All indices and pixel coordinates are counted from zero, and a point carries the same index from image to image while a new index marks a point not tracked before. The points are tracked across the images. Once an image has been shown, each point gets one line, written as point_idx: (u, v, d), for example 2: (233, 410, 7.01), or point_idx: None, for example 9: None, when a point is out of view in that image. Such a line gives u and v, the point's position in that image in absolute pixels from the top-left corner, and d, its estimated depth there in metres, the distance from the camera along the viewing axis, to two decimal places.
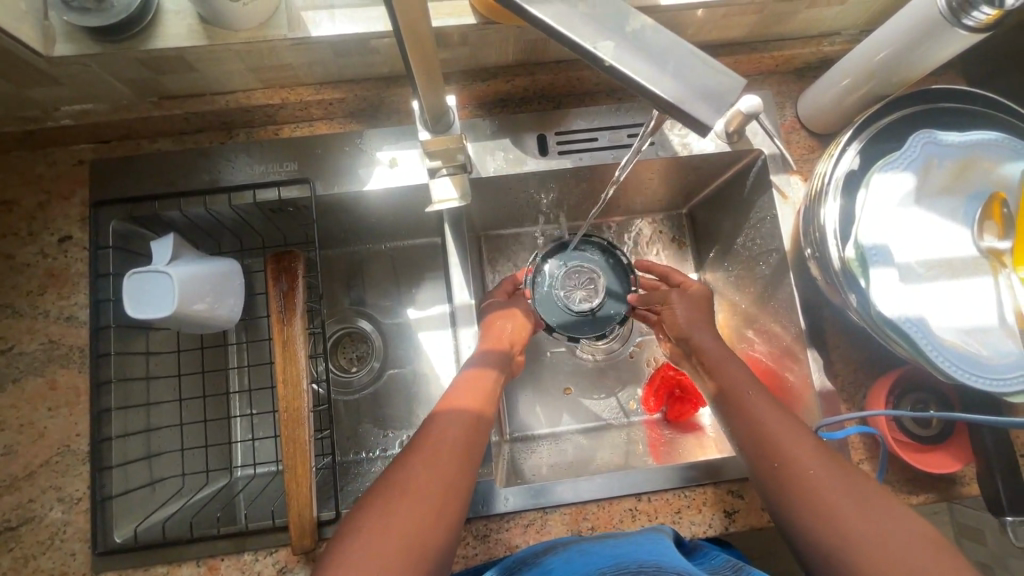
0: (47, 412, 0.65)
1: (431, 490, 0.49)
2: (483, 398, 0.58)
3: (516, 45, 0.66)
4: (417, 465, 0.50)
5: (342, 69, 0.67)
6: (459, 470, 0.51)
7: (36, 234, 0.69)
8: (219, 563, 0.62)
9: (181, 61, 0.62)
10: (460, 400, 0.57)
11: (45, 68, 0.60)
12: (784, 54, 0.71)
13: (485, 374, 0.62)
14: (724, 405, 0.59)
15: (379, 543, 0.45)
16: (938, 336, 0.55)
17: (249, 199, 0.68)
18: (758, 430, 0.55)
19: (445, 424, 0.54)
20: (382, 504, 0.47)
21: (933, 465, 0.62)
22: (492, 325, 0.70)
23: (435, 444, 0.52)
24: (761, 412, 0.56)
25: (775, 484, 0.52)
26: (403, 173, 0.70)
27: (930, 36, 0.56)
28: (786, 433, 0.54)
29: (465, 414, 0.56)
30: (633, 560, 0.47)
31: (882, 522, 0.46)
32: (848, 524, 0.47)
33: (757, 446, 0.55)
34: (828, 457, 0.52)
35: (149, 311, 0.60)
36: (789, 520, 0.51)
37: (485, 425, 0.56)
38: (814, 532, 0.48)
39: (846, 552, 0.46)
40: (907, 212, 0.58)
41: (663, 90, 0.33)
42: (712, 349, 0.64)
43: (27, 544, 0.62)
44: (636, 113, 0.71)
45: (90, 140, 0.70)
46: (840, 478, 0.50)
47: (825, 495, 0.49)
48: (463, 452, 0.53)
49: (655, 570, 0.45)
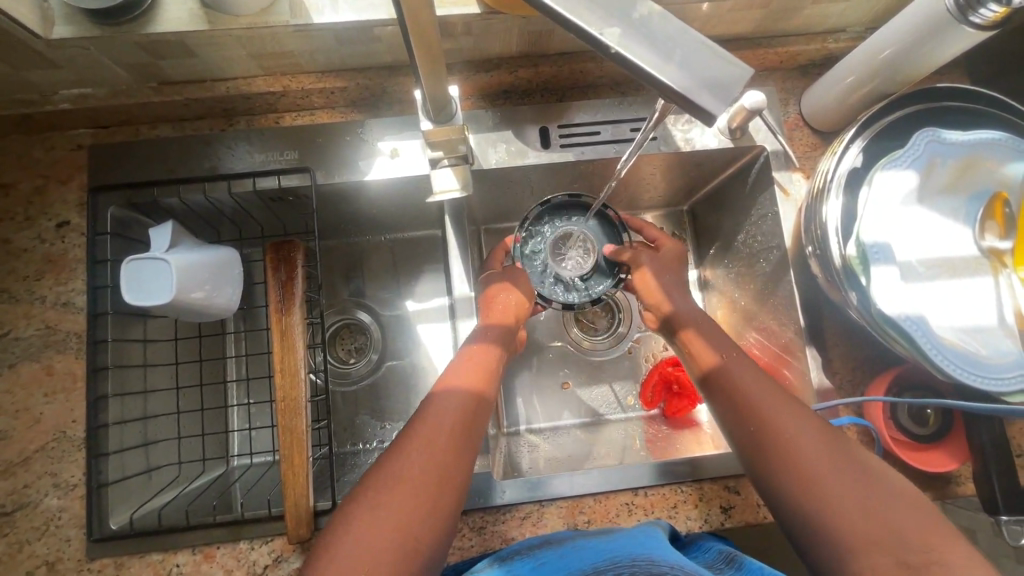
0: (43, 398, 0.65)
1: (426, 479, 0.47)
2: (478, 384, 0.57)
3: (520, 36, 0.65)
4: (409, 454, 0.49)
5: (345, 57, 0.67)
6: (454, 456, 0.50)
7: (33, 219, 0.68)
8: (215, 551, 0.62)
9: (181, 46, 0.61)
10: (460, 377, 0.57)
11: (44, 50, 0.59)
12: (789, 50, 0.71)
13: (481, 358, 0.60)
14: (712, 386, 0.58)
15: (372, 535, 0.44)
16: (937, 334, 0.55)
17: (249, 186, 0.67)
18: (749, 408, 0.54)
19: (441, 411, 0.53)
20: (375, 495, 0.46)
21: (942, 464, 0.62)
22: (489, 298, 0.68)
23: (429, 432, 0.51)
24: (753, 391, 0.55)
25: (764, 459, 0.51)
26: (405, 164, 0.69)
27: (935, 34, 0.56)
28: (775, 408, 0.53)
29: (460, 402, 0.54)
30: (626, 553, 0.47)
31: (878, 497, 0.46)
32: (845, 499, 0.46)
33: (749, 424, 0.53)
34: (821, 432, 0.51)
35: (146, 298, 0.60)
36: (780, 495, 0.49)
37: (481, 411, 0.55)
38: (808, 505, 0.47)
39: (844, 526, 0.45)
40: (908, 211, 0.58)
41: (668, 79, 0.32)
42: (708, 331, 0.63)
43: (22, 529, 0.62)
44: (640, 108, 0.71)
45: (89, 125, 0.70)
46: (833, 451, 0.49)
47: (819, 467, 0.48)
48: (459, 439, 0.51)
49: (650, 561, 0.45)
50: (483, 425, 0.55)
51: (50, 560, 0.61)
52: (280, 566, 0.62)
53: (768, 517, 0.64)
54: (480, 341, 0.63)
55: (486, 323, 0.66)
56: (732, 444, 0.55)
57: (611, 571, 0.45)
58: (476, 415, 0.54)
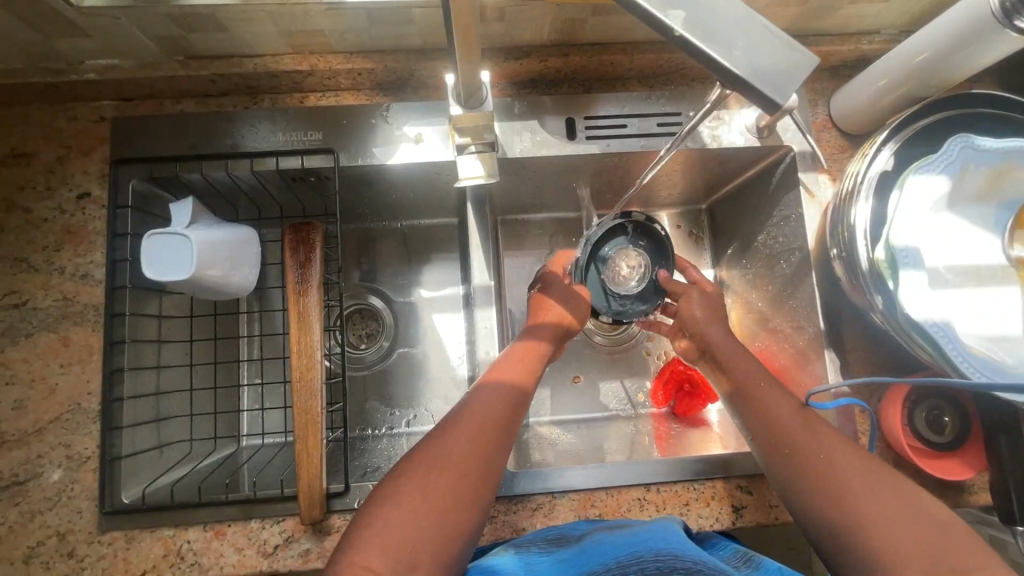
0: (59, 368, 0.64)
1: (464, 475, 0.49)
2: (522, 380, 0.59)
3: (552, 24, 0.65)
4: (443, 455, 0.49)
5: (374, 38, 0.66)
6: (487, 458, 0.51)
7: (54, 189, 0.68)
8: (225, 528, 0.62)
9: (212, 20, 0.61)
10: (504, 374, 0.59)
11: (73, 18, 0.59)
12: (822, 50, 0.70)
13: (526, 357, 0.62)
14: (738, 402, 0.59)
15: (403, 533, 0.45)
16: (963, 341, 0.55)
17: (271, 165, 0.67)
18: (775, 424, 0.55)
19: (482, 409, 0.54)
20: (413, 484, 0.47)
21: (974, 457, 0.63)
22: (542, 301, 0.70)
23: (470, 432, 0.51)
24: (774, 409, 0.56)
25: (792, 479, 0.52)
26: (428, 150, 0.69)
27: (976, 39, 0.55)
28: (802, 426, 0.54)
29: (498, 402, 0.55)
30: (647, 547, 0.45)
31: (898, 517, 0.46)
32: (865, 509, 0.47)
33: (771, 438, 0.55)
34: (844, 449, 0.52)
35: (167, 274, 0.60)
36: (795, 499, 0.51)
37: (520, 409, 0.56)
38: (817, 507, 0.49)
39: (864, 545, 0.45)
40: (938, 217, 0.58)
41: (730, 63, 0.32)
42: (723, 349, 0.64)
43: (34, 499, 0.62)
44: (668, 102, 0.70)
45: (112, 96, 0.69)
46: (848, 460, 0.50)
47: (853, 487, 0.48)
48: (497, 439, 0.52)
49: (674, 554, 0.44)
50: (523, 417, 0.56)
51: (61, 531, 0.61)
52: (290, 546, 0.62)
53: (778, 519, 0.64)
54: (544, 338, 0.66)
55: (539, 318, 0.68)
56: (755, 455, 0.57)
57: (635, 566, 0.42)
58: (516, 409, 0.56)
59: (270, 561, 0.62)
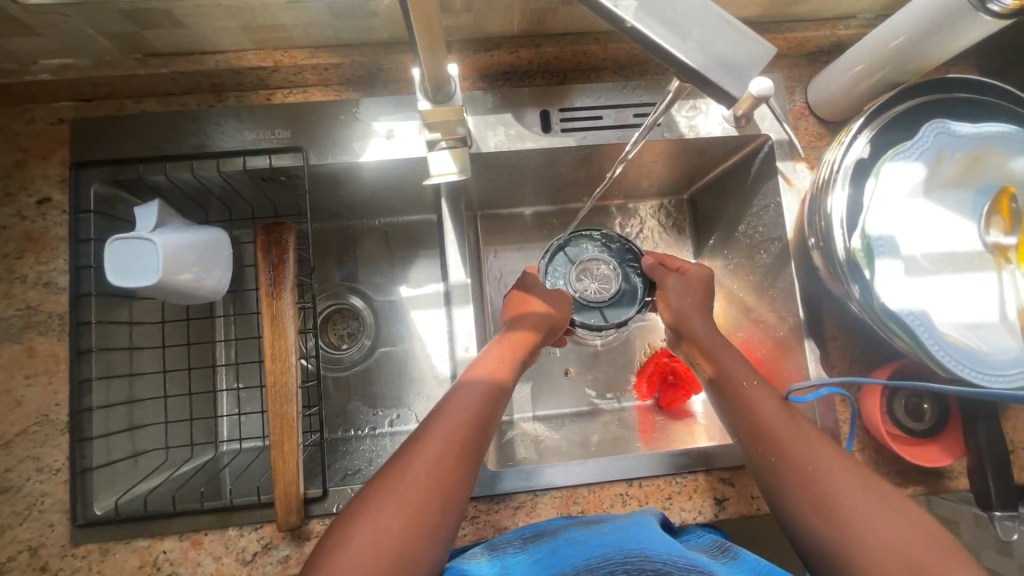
0: (24, 380, 0.63)
1: (456, 445, 0.51)
2: (499, 373, 0.59)
3: (522, 13, 0.63)
4: (417, 461, 0.49)
5: (339, 31, 0.64)
6: (466, 451, 0.51)
7: (13, 195, 0.66)
8: (202, 537, 0.61)
9: (168, 16, 0.59)
10: (479, 364, 0.60)
11: (22, 17, 0.57)
12: (797, 36, 0.69)
13: (504, 351, 0.62)
14: (722, 393, 0.59)
15: (391, 522, 0.45)
16: (940, 330, 0.55)
17: (239, 165, 0.65)
18: (757, 419, 0.55)
19: (468, 390, 0.56)
20: (408, 459, 0.49)
21: (953, 445, 0.63)
22: (523, 298, 0.70)
23: (457, 410, 0.53)
24: (756, 403, 0.56)
25: (777, 481, 0.51)
26: (400, 146, 0.67)
27: (950, 21, 0.55)
28: (785, 420, 0.54)
29: (482, 386, 0.57)
30: (618, 547, 0.44)
31: (875, 511, 0.46)
32: (842, 521, 0.46)
33: (755, 435, 0.55)
34: (829, 451, 0.51)
35: (133, 279, 0.58)
36: (780, 503, 0.51)
37: (501, 400, 0.57)
38: (801, 514, 0.49)
39: (843, 551, 0.45)
40: (914, 204, 0.58)
41: (685, 57, 0.32)
42: (711, 343, 0.63)
43: (4, 514, 0.60)
44: (643, 92, 0.69)
45: (70, 96, 0.67)
46: (833, 464, 0.50)
47: (841, 490, 0.48)
48: (481, 420, 0.54)
49: (641, 552, 0.43)
50: (500, 413, 0.57)
51: (32, 545, 0.60)
52: (269, 553, 0.61)
53: (761, 510, 0.64)
54: (530, 327, 0.66)
55: (523, 312, 0.68)
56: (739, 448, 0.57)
57: (603, 569, 0.41)
58: (496, 402, 0.57)
59: (249, 569, 0.61)
